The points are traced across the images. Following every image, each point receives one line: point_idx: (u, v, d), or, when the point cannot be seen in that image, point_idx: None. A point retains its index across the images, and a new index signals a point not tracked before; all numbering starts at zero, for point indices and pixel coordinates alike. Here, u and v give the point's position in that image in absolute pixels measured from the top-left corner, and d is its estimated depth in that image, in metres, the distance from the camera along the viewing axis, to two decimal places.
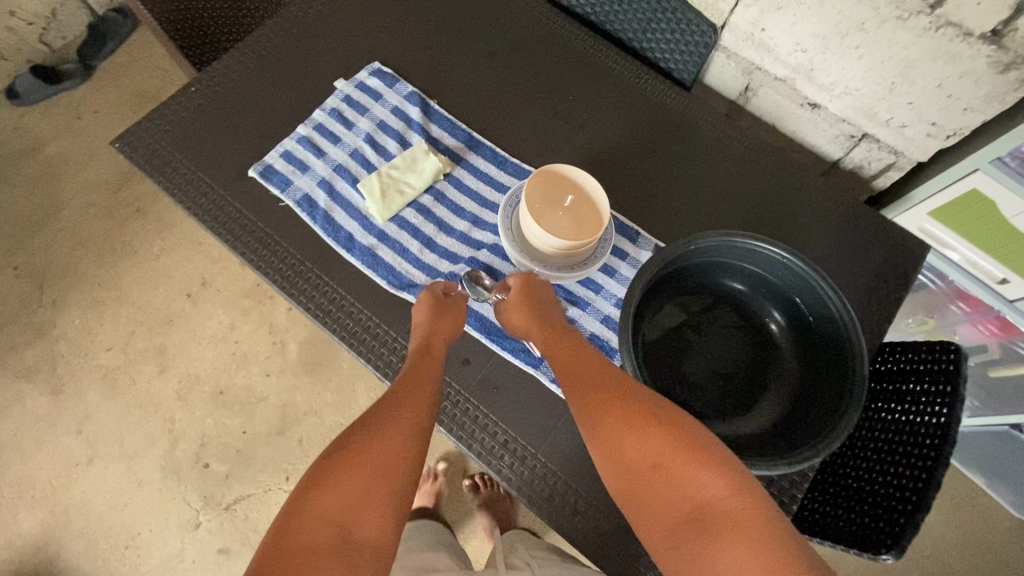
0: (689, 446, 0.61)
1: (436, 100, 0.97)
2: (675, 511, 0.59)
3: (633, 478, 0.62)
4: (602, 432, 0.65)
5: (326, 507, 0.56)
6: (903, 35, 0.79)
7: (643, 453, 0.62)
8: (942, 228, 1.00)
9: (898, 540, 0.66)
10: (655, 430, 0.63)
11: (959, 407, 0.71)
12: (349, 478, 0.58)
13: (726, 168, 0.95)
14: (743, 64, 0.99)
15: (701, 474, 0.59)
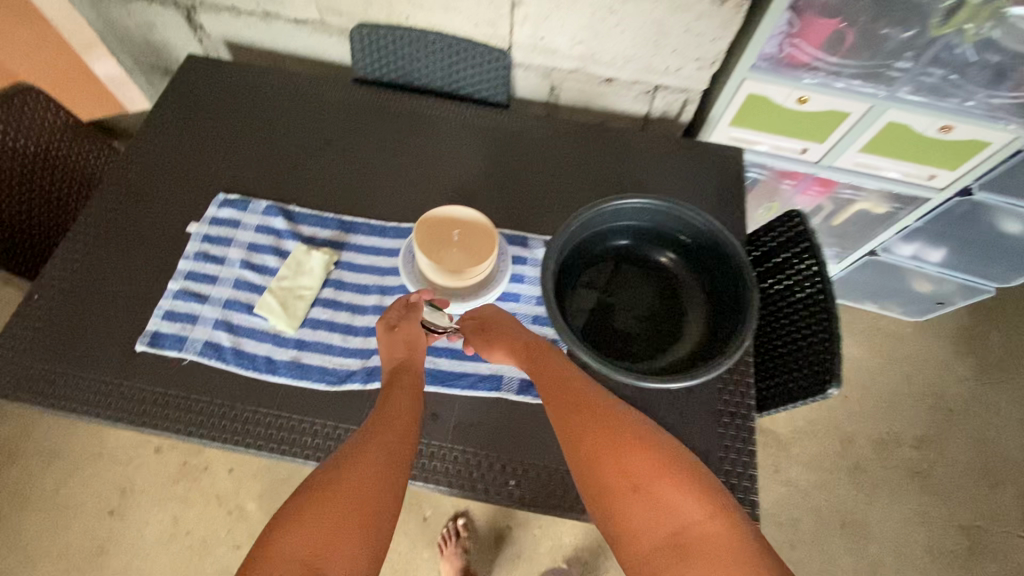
0: (671, 470, 0.63)
1: (294, 203, 0.99)
2: (653, 534, 0.60)
3: (611, 495, 0.63)
4: (583, 453, 0.67)
5: (295, 549, 0.55)
6: (644, 4, 0.94)
7: (624, 476, 0.63)
8: (745, 132, 1.21)
9: (832, 372, 0.79)
10: (638, 450, 0.65)
11: (821, 254, 0.87)
12: (324, 517, 0.58)
13: (568, 155, 1.08)
14: (540, 71, 1.13)
15: (681, 499, 0.61)
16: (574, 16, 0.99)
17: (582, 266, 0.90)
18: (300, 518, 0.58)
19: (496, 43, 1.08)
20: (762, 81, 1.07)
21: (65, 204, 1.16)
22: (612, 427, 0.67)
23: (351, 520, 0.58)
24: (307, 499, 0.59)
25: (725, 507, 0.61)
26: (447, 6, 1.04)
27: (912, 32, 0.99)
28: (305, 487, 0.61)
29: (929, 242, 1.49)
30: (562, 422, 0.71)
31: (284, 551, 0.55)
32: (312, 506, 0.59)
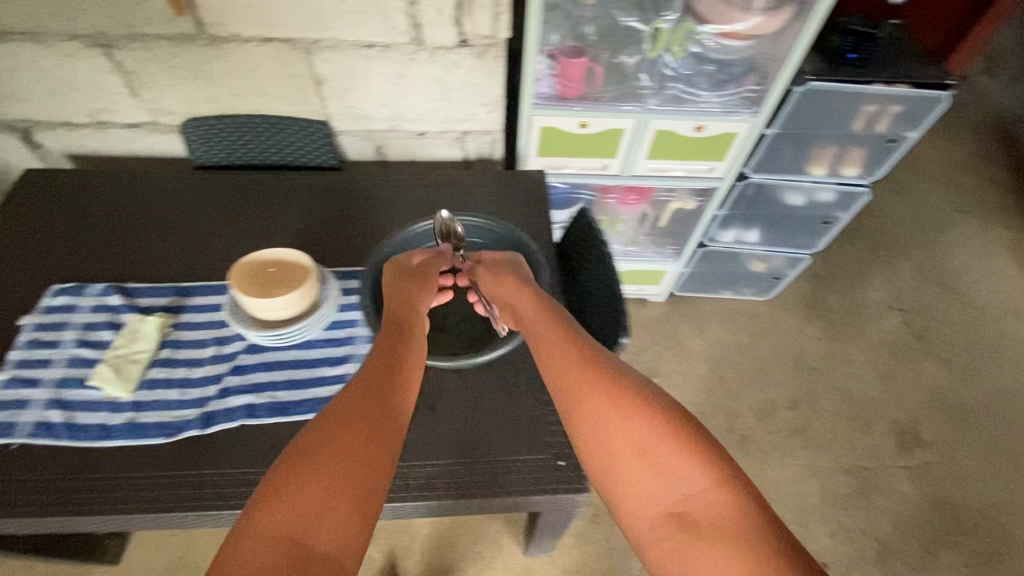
0: (680, 434, 0.61)
1: (132, 281, 1.06)
2: (653, 496, 0.58)
3: (619, 463, 0.61)
4: (585, 411, 0.65)
5: (282, 521, 0.52)
6: (423, 67, 1.13)
7: (628, 439, 0.61)
8: (553, 158, 1.42)
9: (620, 320, 0.96)
10: (647, 416, 0.62)
11: (599, 234, 1.08)
12: (315, 490, 0.54)
13: (394, 201, 1.24)
14: (360, 135, 1.28)
15: (690, 467, 0.58)
16: (371, 85, 1.16)
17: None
18: (287, 494, 0.53)
19: (314, 116, 1.23)
20: (547, 114, 1.29)
21: None
22: (615, 385, 0.66)
23: (341, 490, 0.55)
24: (296, 463, 0.55)
25: (740, 478, 0.58)
26: (262, 92, 1.18)
27: (637, 60, 1.26)
28: (297, 449, 0.57)
29: (742, 225, 1.74)
30: (563, 382, 0.69)
31: (268, 527, 0.52)
32: (302, 476, 0.55)
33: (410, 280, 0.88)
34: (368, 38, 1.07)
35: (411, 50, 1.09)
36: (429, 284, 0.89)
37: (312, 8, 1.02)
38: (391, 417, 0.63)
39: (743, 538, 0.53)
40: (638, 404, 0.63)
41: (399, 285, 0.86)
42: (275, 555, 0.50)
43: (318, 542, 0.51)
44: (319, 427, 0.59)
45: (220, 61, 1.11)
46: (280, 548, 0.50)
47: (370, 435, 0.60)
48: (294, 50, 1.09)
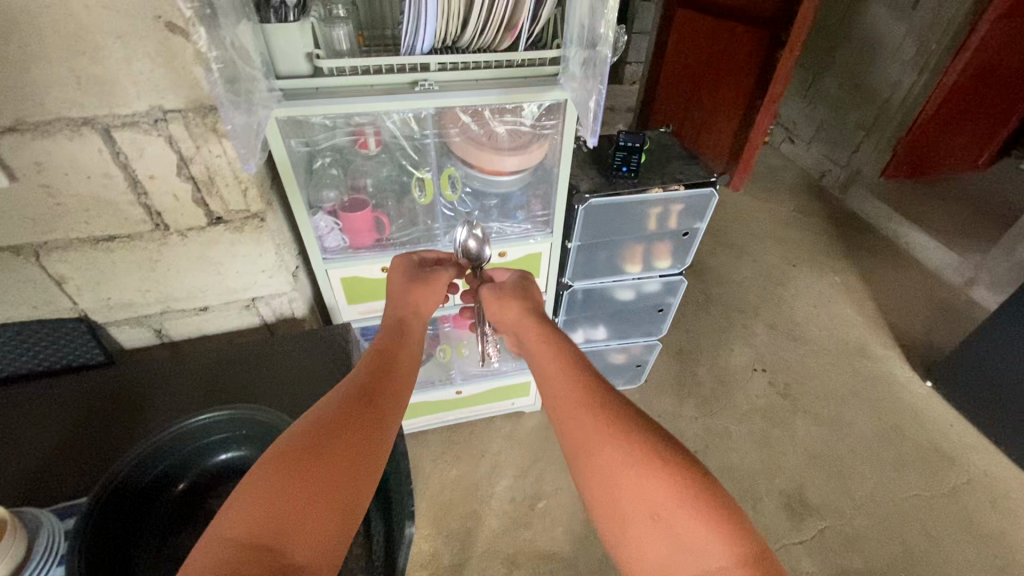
0: (690, 502, 0.69)
1: None
2: (664, 558, 0.66)
3: (626, 512, 0.70)
4: (593, 456, 0.76)
5: (262, 533, 0.61)
6: (178, 249, 1.06)
7: (640, 499, 0.70)
8: (368, 305, 1.36)
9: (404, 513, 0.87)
10: (659, 476, 0.71)
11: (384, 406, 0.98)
12: (306, 508, 0.64)
13: (169, 389, 1.10)
14: (132, 322, 1.16)
15: (701, 532, 0.66)
16: (125, 273, 1.06)
17: (142, 529, 0.84)
18: (277, 506, 0.63)
19: (68, 314, 1.10)
20: (341, 266, 1.25)
21: None
22: (621, 437, 0.76)
23: (325, 510, 0.65)
24: (292, 476, 0.66)
25: (747, 550, 0.66)
26: None
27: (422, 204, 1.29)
28: (296, 464, 0.68)
29: (587, 323, 1.79)
30: (572, 419, 0.82)
31: (244, 533, 0.60)
32: (295, 491, 0.65)
33: (420, 288, 1.07)
34: (103, 232, 0.99)
35: (159, 235, 1.02)
36: (433, 288, 1.08)
37: (23, 215, 0.92)
38: (377, 439, 0.77)
39: None
40: (648, 461, 0.73)
41: (409, 295, 1.06)
42: (249, 558, 0.58)
43: (288, 553, 0.60)
44: (326, 446, 0.71)
45: None
46: (253, 551, 0.59)
47: (359, 463, 0.72)
48: (17, 257, 0.98)
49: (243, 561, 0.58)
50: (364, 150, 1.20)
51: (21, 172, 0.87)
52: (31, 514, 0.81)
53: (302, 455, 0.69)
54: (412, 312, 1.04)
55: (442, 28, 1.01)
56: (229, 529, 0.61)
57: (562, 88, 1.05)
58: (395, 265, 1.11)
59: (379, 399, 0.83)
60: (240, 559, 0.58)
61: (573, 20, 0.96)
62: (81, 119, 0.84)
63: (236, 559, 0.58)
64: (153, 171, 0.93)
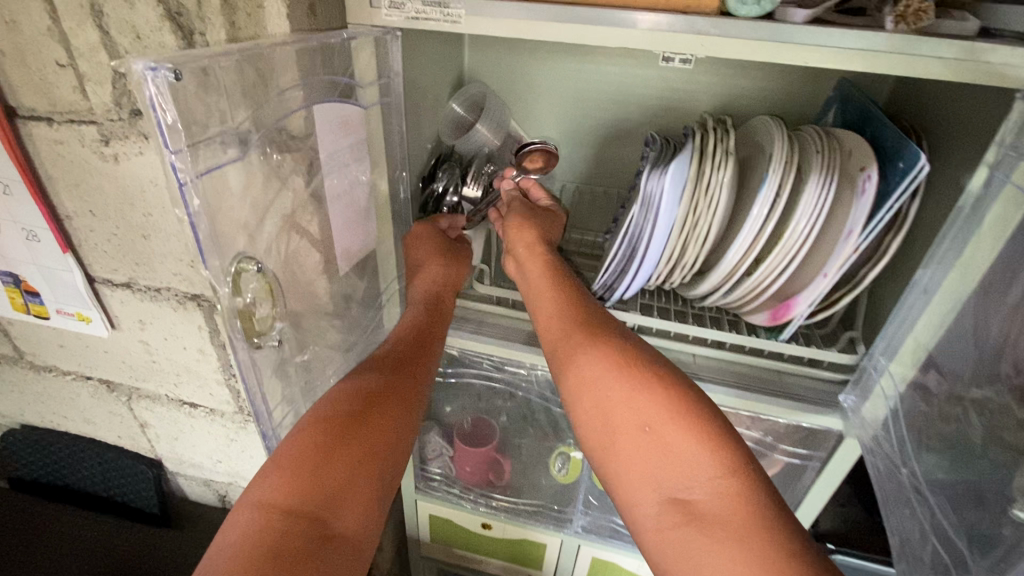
0: (687, 415, 0.47)
1: None
2: (654, 484, 0.46)
3: (613, 438, 0.49)
4: (574, 372, 0.52)
5: (301, 495, 0.44)
6: (254, 436, 0.86)
7: (622, 413, 0.49)
8: (455, 548, 1.00)
9: None
10: (650, 387, 0.49)
11: None
12: (327, 462, 0.46)
13: None
14: (198, 480, 1.00)
15: (692, 451, 0.46)
16: (202, 440, 0.90)
17: None
18: (301, 469, 0.45)
19: (145, 454, 0.98)
20: (434, 504, 0.92)
21: None
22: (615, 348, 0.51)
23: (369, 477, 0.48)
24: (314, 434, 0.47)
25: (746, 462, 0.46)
26: (86, 419, 0.96)
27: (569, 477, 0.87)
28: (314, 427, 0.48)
29: None
30: (555, 331, 0.55)
31: (285, 498, 0.44)
32: (325, 455, 0.46)
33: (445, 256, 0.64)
34: (188, 398, 0.84)
35: (240, 418, 0.84)
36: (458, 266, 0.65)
37: (122, 361, 0.82)
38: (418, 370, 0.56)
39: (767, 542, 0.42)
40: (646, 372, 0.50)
41: (434, 264, 0.64)
42: (294, 536, 0.42)
43: (339, 524, 0.45)
44: (359, 395, 0.51)
45: (41, 384, 0.92)
46: (295, 528, 0.43)
47: (395, 410, 0.52)
48: (112, 392, 0.88)
49: (287, 542, 0.42)
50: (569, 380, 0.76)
51: (125, 325, 0.76)
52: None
53: (324, 413, 0.49)
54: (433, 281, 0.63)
55: (660, 275, 0.67)
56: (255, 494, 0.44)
57: (841, 421, 0.60)
58: (418, 236, 0.65)
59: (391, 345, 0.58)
60: (277, 544, 0.41)
61: (900, 339, 0.54)
62: (189, 293, 0.70)
63: (274, 539, 0.42)
64: None
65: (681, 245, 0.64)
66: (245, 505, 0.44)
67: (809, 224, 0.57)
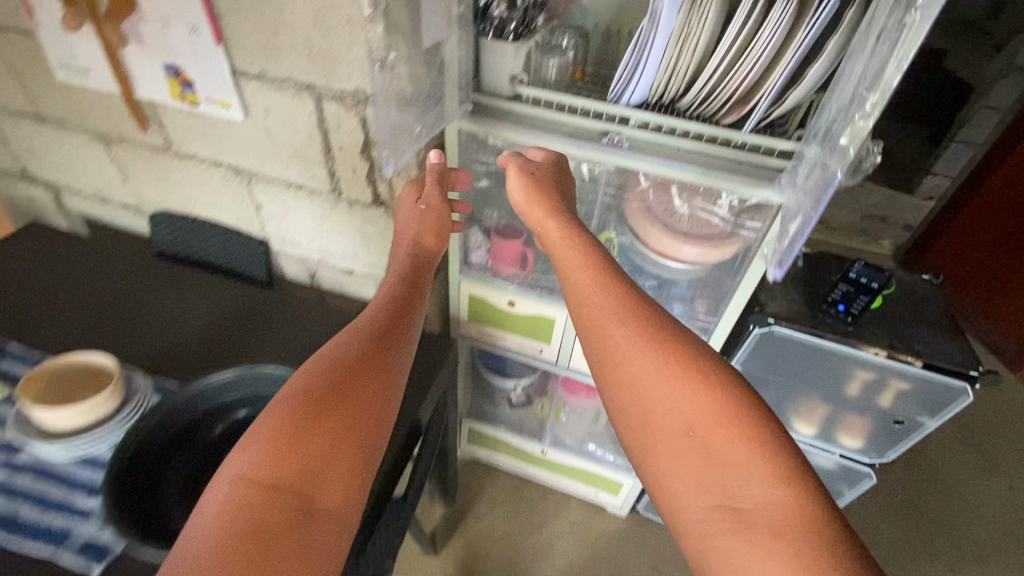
0: (741, 429, 0.63)
1: (21, 341, 1.12)
2: (696, 484, 0.63)
3: (670, 442, 0.65)
4: (633, 391, 0.69)
5: (276, 472, 0.60)
6: (343, 214, 1.14)
7: (676, 424, 0.65)
8: (486, 327, 1.33)
9: None
10: (705, 400, 0.65)
11: None
12: (287, 449, 0.61)
13: (293, 329, 1.19)
14: (295, 259, 1.31)
15: (744, 456, 0.62)
16: (301, 220, 1.20)
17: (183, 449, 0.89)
18: (281, 449, 0.61)
19: (257, 234, 1.29)
20: (472, 283, 1.23)
21: None
22: (672, 360, 0.68)
23: (345, 447, 0.64)
24: (279, 422, 0.63)
25: (793, 469, 0.61)
26: (215, 203, 1.27)
27: None
28: (283, 416, 0.63)
29: None
30: (635, 359, 0.69)
31: (264, 474, 0.59)
32: (308, 435, 0.62)
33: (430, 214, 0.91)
34: (296, 180, 1.12)
35: (333, 198, 1.12)
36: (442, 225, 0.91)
37: (249, 147, 1.09)
38: (375, 360, 0.70)
39: (806, 536, 0.57)
40: (696, 382, 0.66)
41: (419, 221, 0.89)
42: (272, 504, 0.58)
43: (317, 498, 0.60)
44: (332, 381, 0.67)
45: (183, 171, 1.22)
46: (270, 499, 0.58)
47: (359, 395, 0.67)
48: (238, 176, 1.17)
49: (264, 510, 0.57)
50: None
51: (254, 113, 1.03)
52: (136, 379, 0.97)
53: (304, 396, 0.65)
54: (416, 243, 0.87)
55: (659, 84, 0.88)
56: (235, 471, 0.60)
57: (778, 189, 0.83)
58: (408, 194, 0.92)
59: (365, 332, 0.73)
60: (252, 507, 0.57)
61: (822, 117, 0.76)
62: (305, 83, 0.94)
63: (248, 506, 0.57)
64: (342, 144, 1.01)
65: (677, 54, 0.84)
66: (226, 481, 0.59)
67: (773, 32, 0.76)
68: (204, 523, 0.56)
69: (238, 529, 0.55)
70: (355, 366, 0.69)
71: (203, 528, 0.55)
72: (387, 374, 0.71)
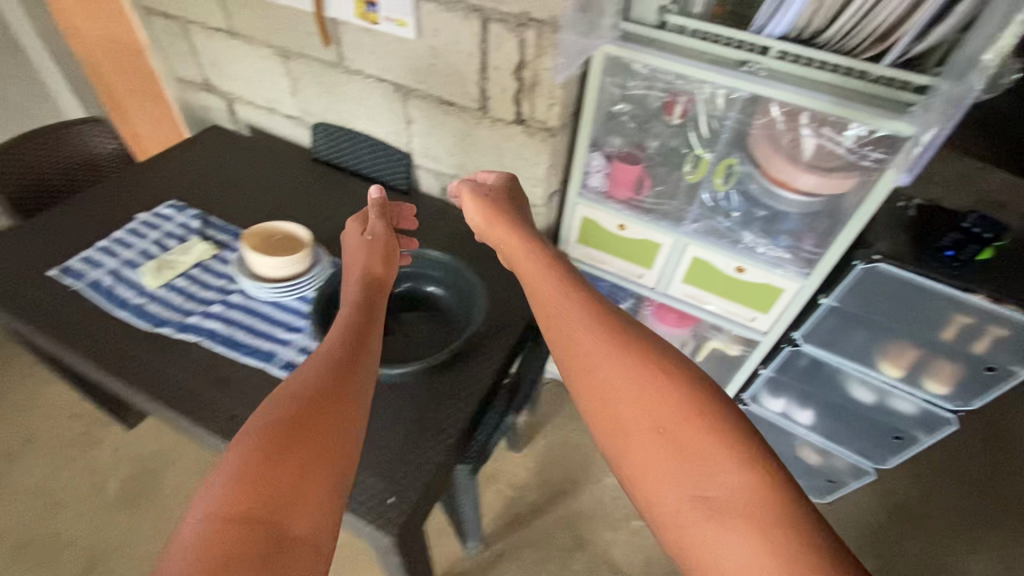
0: (695, 421, 0.67)
1: (217, 216, 1.37)
2: (676, 487, 0.64)
3: (642, 447, 0.67)
4: (600, 410, 0.71)
5: (251, 504, 0.59)
6: (485, 131, 1.30)
7: (642, 426, 0.68)
8: (592, 249, 1.46)
9: None
10: (660, 402, 0.68)
11: None
12: (264, 471, 0.62)
13: (430, 231, 1.39)
14: (431, 172, 1.50)
15: (706, 446, 0.65)
16: (446, 135, 1.37)
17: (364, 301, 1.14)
18: (259, 474, 0.62)
19: (401, 148, 1.48)
20: (588, 205, 1.35)
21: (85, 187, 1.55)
22: (629, 364, 0.72)
23: (321, 467, 0.65)
24: (244, 453, 0.63)
25: (752, 451, 0.65)
26: (370, 117, 1.47)
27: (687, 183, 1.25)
28: (259, 442, 0.64)
29: (796, 401, 1.56)
30: (597, 383, 0.73)
31: (235, 509, 0.59)
32: (291, 451, 0.64)
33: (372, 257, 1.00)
34: (448, 97, 1.28)
35: (479, 115, 1.27)
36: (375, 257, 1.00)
37: (413, 65, 1.27)
38: (353, 376, 0.74)
39: (765, 512, 0.60)
40: (650, 381, 0.70)
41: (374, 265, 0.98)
42: (247, 537, 0.57)
43: (291, 527, 0.60)
44: (306, 400, 0.69)
45: (349, 86, 1.42)
46: (252, 532, 0.58)
47: (337, 414, 0.69)
48: (397, 92, 1.35)
49: (241, 543, 0.57)
50: (669, 117, 1.18)
51: (425, 33, 1.19)
52: (322, 253, 1.19)
53: (278, 422, 0.66)
54: (370, 281, 0.95)
55: (805, 18, 0.95)
56: (209, 508, 0.59)
57: (907, 121, 0.91)
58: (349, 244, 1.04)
59: (339, 351, 0.77)
60: (233, 541, 0.57)
61: (961, 55, 0.81)
62: (477, 5, 1.09)
63: (228, 540, 0.57)
64: (498, 64, 1.16)
65: None
66: (203, 520, 0.58)
67: None
68: (183, 560, 0.55)
69: (215, 561, 0.55)
70: (336, 383, 0.73)
71: (185, 563, 0.55)
72: (361, 390, 0.74)
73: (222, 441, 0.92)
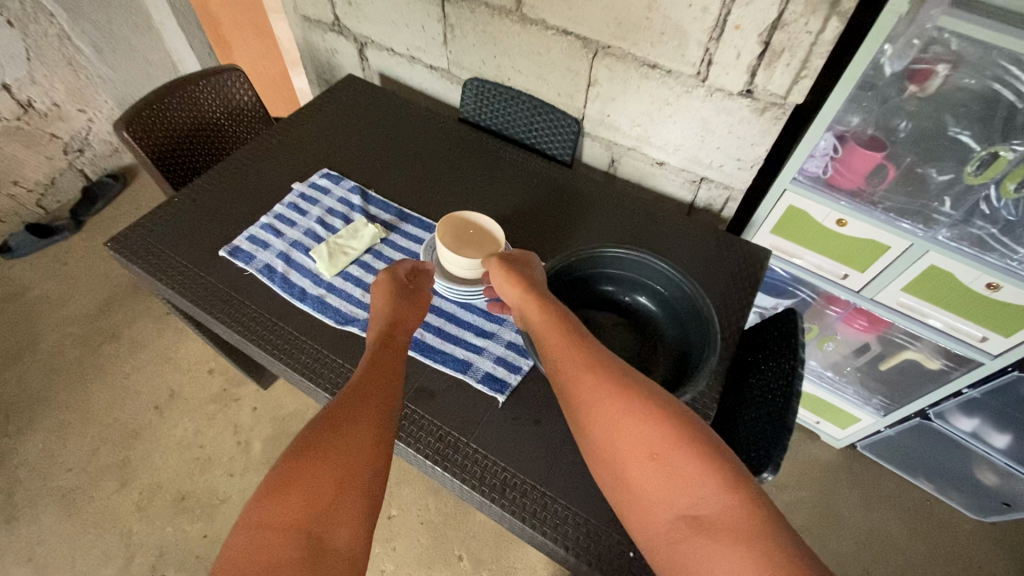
0: (691, 445, 0.63)
1: (374, 190, 1.24)
2: (671, 511, 0.61)
3: (636, 474, 0.64)
4: (601, 440, 0.67)
5: (288, 516, 0.58)
6: (694, 102, 1.09)
7: (636, 453, 0.64)
8: (788, 243, 1.27)
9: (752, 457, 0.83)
10: (654, 425, 0.65)
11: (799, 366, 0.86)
12: (301, 481, 0.60)
13: (605, 213, 1.22)
14: (603, 142, 1.30)
15: (698, 471, 0.62)
16: (637, 103, 1.17)
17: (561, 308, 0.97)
18: (295, 483, 0.60)
19: (572, 113, 1.28)
20: (800, 195, 1.15)
21: (223, 146, 1.45)
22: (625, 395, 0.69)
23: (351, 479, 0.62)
24: (284, 463, 0.61)
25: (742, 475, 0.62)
26: (539, 75, 1.27)
27: (948, 177, 1.03)
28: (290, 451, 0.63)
29: (993, 422, 1.38)
30: (600, 416, 0.68)
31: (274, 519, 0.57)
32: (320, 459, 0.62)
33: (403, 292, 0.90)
34: (654, 59, 1.07)
35: (691, 84, 1.07)
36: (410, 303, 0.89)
37: (617, 18, 1.05)
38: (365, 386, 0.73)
39: (761, 529, 0.58)
40: (647, 411, 0.67)
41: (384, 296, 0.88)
42: (285, 544, 0.56)
43: (327, 538, 0.57)
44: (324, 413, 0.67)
45: (520, 38, 1.22)
46: (292, 540, 0.56)
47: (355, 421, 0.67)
48: (583, 49, 1.14)
49: (283, 552, 0.55)
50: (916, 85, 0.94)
51: None
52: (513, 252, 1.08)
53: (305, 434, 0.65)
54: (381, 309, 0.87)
55: None
56: (246, 519, 0.58)
57: None
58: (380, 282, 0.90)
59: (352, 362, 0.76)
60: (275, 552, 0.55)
61: None
62: None
63: (267, 550, 0.55)
64: (741, 22, 0.94)
65: None
66: (240, 532, 0.57)
67: None
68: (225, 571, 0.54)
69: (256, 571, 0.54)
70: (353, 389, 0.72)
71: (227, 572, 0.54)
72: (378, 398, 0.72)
73: (436, 465, 0.85)
